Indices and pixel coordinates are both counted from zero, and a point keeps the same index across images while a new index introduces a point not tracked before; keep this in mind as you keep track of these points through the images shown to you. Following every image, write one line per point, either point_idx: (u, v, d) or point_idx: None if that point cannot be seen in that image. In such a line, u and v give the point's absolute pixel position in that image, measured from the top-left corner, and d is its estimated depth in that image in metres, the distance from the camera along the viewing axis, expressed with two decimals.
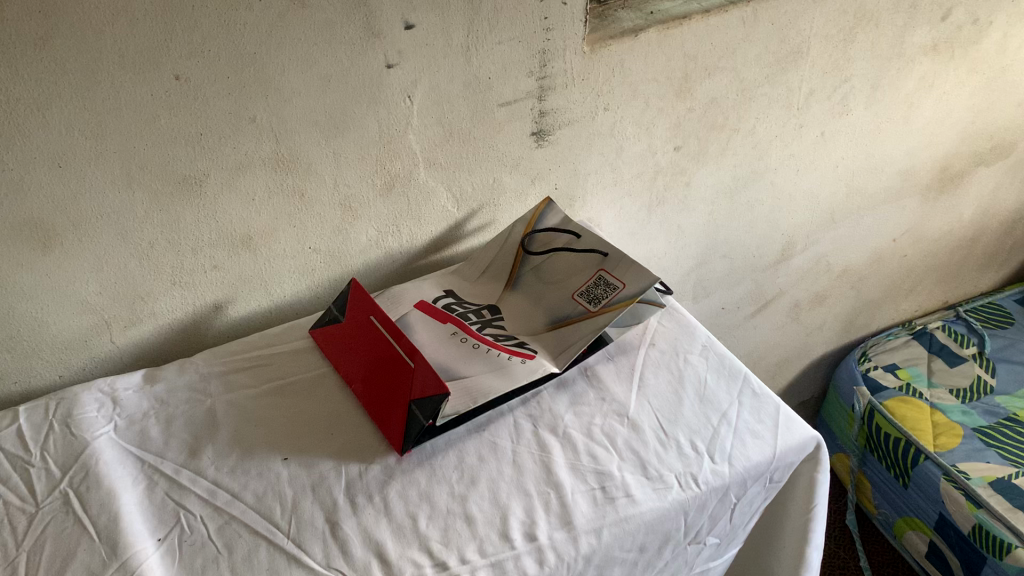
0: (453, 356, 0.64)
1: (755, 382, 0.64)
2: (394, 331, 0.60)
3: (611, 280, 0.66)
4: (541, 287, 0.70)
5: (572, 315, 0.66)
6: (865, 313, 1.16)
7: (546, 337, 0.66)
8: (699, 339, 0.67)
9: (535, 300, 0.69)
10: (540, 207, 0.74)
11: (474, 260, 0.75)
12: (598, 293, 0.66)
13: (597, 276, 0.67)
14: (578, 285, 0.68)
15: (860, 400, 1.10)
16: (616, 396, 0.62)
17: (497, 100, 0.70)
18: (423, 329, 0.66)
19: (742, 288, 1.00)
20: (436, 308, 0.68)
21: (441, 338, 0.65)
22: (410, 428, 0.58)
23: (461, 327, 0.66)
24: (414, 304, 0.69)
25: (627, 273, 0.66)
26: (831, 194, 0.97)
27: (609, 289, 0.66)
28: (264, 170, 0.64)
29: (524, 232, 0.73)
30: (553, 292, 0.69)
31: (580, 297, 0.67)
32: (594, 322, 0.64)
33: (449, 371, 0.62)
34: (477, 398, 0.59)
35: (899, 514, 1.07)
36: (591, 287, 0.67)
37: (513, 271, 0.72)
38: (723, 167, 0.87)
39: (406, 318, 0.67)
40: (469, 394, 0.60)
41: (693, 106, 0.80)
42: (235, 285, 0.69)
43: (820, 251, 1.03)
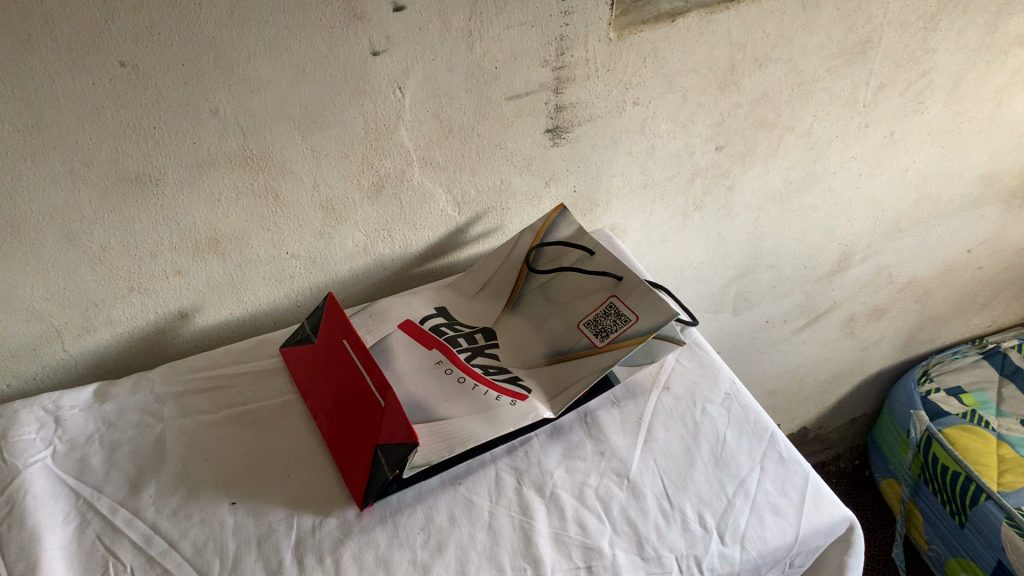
0: (434, 392, 0.56)
1: (783, 443, 0.54)
2: (368, 360, 0.52)
3: (623, 311, 0.57)
4: (544, 310, 0.61)
5: (575, 349, 0.57)
6: (929, 328, 1.05)
7: (544, 373, 0.57)
8: (722, 384, 0.58)
9: (537, 326, 0.61)
10: (552, 215, 0.65)
11: (474, 272, 0.66)
12: (607, 325, 0.57)
13: (608, 304, 0.58)
14: (586, 313, 0.59)
15: (917, 427, 1.01)
16: (617, 451, 0.54)
17: (505, 92, 0.60)
18: (404, 355, 0.58)
19: (789, 301, 0.89)
20: (423, 330, 0.60)
21: (422, 367, 0.57)
22: (375, 478, 0.50)
23: (447, 355, 0.58)
24: (399, 323, 0.61)
25: (641, 303, 0.56)
26: (898, 200, 0.86)
27: (619, 322, 0.57)
28: (232, 169, 0.56)
29: (531, 244, 0.64)
30: (557, 318, 0.60)
31: (587, 327, 0.58)
32: (598, 361, 0.55)
33: (426, 411, 0.54)
34: (453, 447, 0.51)
35: (952, 554, 0.97)
36: (600, 317, 0.58)
37: (517, 289, 0.63)
38: (773, 170, 0.76)
39: (387, 340, 0.59)
40: (444, 442, 0.52)
41: (739, 102, 0.69)
42: (202, 292, 0.62)
43: (882, 262, 0.91)
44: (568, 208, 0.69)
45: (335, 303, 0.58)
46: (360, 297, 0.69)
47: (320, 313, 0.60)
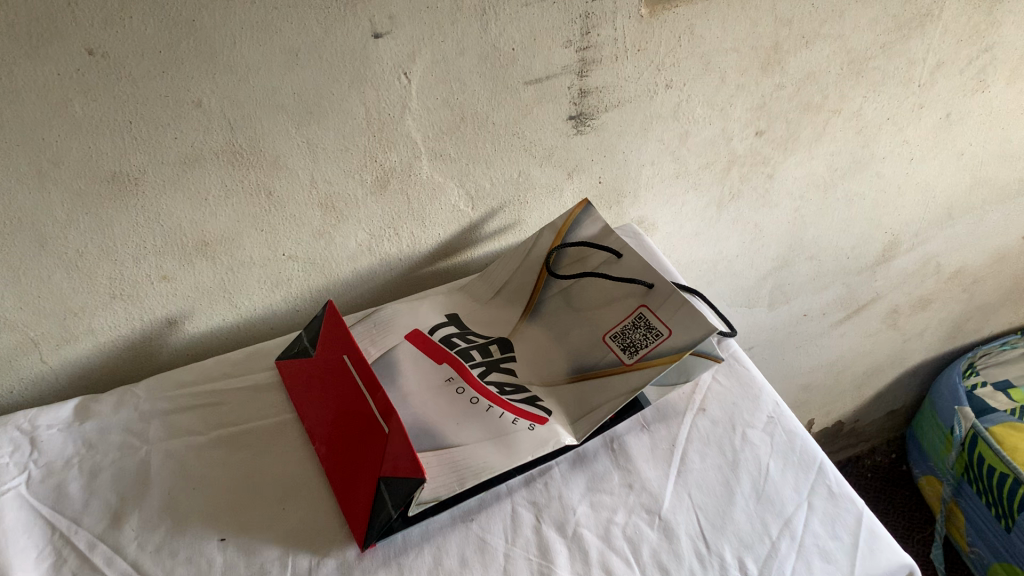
0: (443, 414, 0.50)
1: (833, 476, 0.49)
2: (370, 379, 0.47)
3: (654, 324, 0.51)
4: (568, 319, 0.55)
5: (601, 366, 0.52)
6: (976, 318, 0.98)
7: (565, 392, 0.52)
8: (764, 407, 0.52)
9: (559, 337, 0.55)
10: (576, 210, 0.59)
11: (489, 273, 0.61)
12: (636, 339, 0.51)
13: (637, 315, 0.52)
14: (614, 324, 0.53)
15: (962, 424, 0.95)
16: (647, 484, 0.48)
17: (523, 76, 0.54)
18: (410, 370, 0.52)
19: (830, 293, 0.83)
20: (432, 342, 0.55)
21: (431, 385, 0.52)
22: (377, 513, 0.45)
23: (459, 371, 0.53)
24: (405, 333, 0.55)
25: (673, 316, 0.50)
26: (951, 185, 0.79)
27: (650, 336, 0.50)
28: (220, 166, 0.50)
29: (552, 243, 0.58)
30: (581, 329, 0.54)
31: (614, 340, 0.52)
32: (626, 382, 0.50)
33: (436, 435, 0.48)
34: (465, 480, 0.45)
35: (995, 558, 0.91)
36: (628, 329, 0.52)
37: (537, 293, 0.57)
38: (817, 156, 0.70)
39: (392, 352, 0.54)
40: (456, 473, 0.46)
41: (782, 82, 0.62)
42: (191, 297, 0.57)
43: (930, 250, 0.85)
44: (592, 201, 0.63)
45: (336, 312, 0.53)
46: (365, 299, 0.63)
47: (320, 322, 0.54)
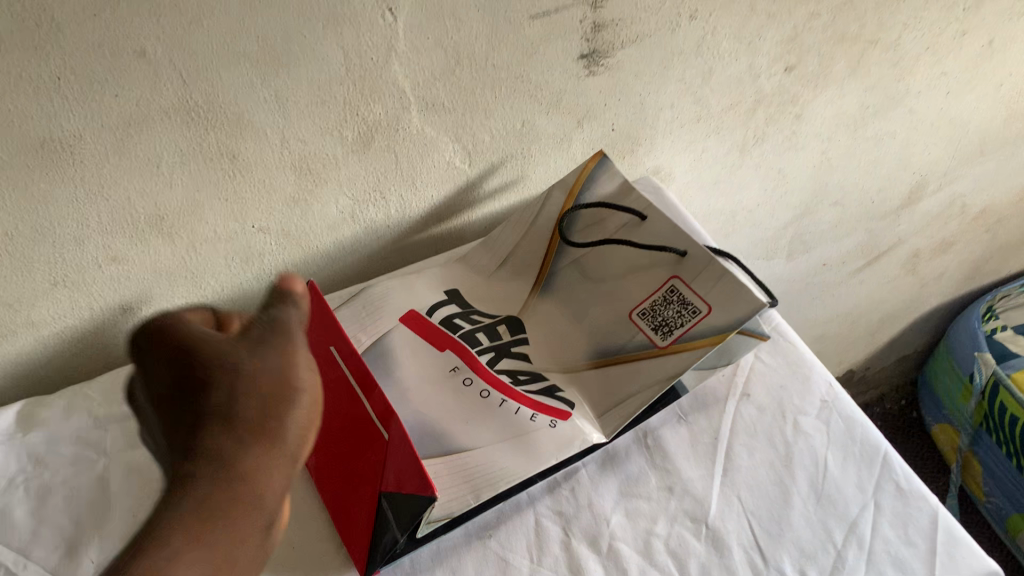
0: (450, 411, 0.42)
1: (901, 470, 0.42)
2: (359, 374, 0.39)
3: (690, 299, 0.43)
4: (586, 292, 0.49)
5: (629, 349, 0.45)
6: (996, 258, 0.93)
7: (589, 380, 0.45)
8: (816, 389, 0.46)
9: (577, 315, 0.48)
10: (590, 164, 0.51)
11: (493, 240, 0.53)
12: (669, 317, 0.44)
13: (670, 288, 0.45)
14: (642, 299, 0.46)
15: (983, 371, 0.90)
16: (690, 486, 0.42)
17: (529, 9, 0.45)
18: (408, 359, 0.44)
19: (851, 240, 0.77)
20: (432, 325, 0.47)
21: (434, 378, 0.44)
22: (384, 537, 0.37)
23: (465, 359, 0.44)
24: (400, 315, 0.47)
25: (711, 288, 0.42)
26: (986, 119, 0.72)
27: (686, 314, 0.43)
28: (173, 127, 0.42)
29: (564, 207, 0.50)
30: (603, 304, 0.47)
31: (643, 319, 0.45)
32: (661, 367, 0.42)
33: (443, 437, 0.40)
34: (479, 492, 0.38)
35: (1015, 509, 0.87)
36: (659, 306, 0.45)
37: (549, 263, 0.51)
38: (849, 93, 0.62)
39: (387, 339, 0.46)
40: (469, 483, 0.38)
41: (819, 11, 0.54)
42: (148, 281, 0.48)
43: (958, 190, 0.78)
44: (605, 152, 0.55)
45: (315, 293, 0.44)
46: (351, 272, 0.56)
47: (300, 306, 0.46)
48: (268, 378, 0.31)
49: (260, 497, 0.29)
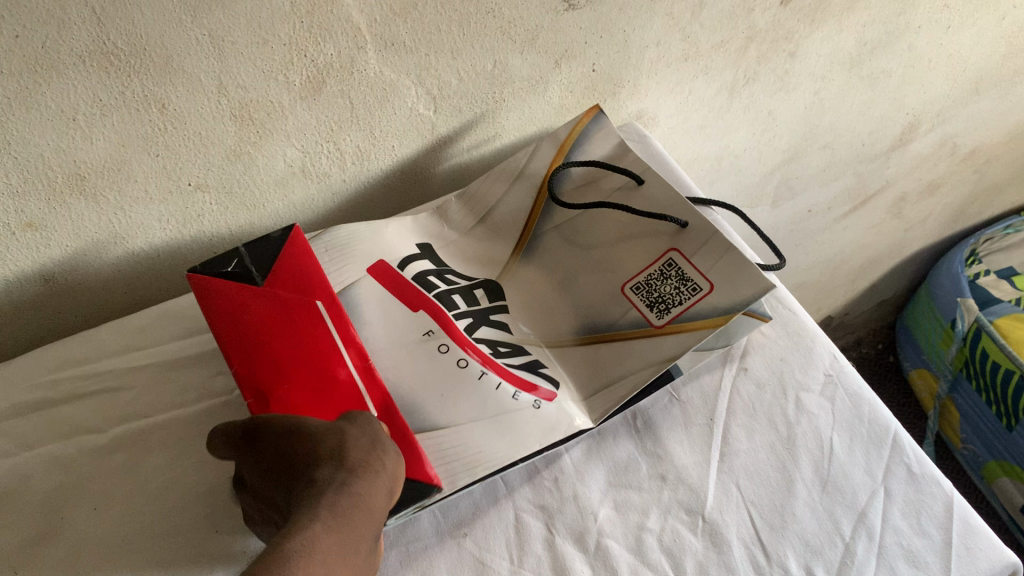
0: (425, 382, 0.36)
1: (912, 452, 0.39)
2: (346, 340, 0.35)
3: (689, 275, 0.39)
4: (572, 259, 0.44)
5: (619, 325, 0.40)
6: (980, 201, 0.90)
7: (573, 355, 0.40)
8: (819, 366, 0.42)
9: (562, 284, 0.43)
10: (582, 122, 0.48)
11: (466, 195, 0.48)
12: (666, 293, 0.40)
13: (667, 261, 0.41)
14: (635, 273, 0.42)
15: (965, 318, 0.87)
16: (684, 474, 0.38)
17: None
18: (376, 316, 0.38)
19: (839, 185, 0.73)
20: (405, 282, 0.41)
21: (405, 342, 0.37)
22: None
23: (441, 323, 0.38)
24: (368, 266, 0.41)
25: (714, 266, 0.39)
26: (985, 56, 0.67)
27: (685, 292, 0.39)
28: (86, 72, 0.35)
29: (552, 163, 0.47)
30: (590, 271, 0.43)
31: (636, 292, 0.41)
32: (658, 347, 0.38)
33: (416, 412, 0.35)
34: (458, 476, 0.33)
35: (991, 455, 0.86)
36: (655, 280, 0.40)
37: (532, 225, 0.46)
38: (847, 28, 0.57)
39: (354, 291, 0.39)
40: (446, 464, 0.33)
41: None
42: (71, 249, 0.43)
43: (949, 131, 0.75)
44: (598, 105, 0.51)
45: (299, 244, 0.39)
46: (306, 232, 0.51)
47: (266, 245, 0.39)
48: (357, 441, 0.29)
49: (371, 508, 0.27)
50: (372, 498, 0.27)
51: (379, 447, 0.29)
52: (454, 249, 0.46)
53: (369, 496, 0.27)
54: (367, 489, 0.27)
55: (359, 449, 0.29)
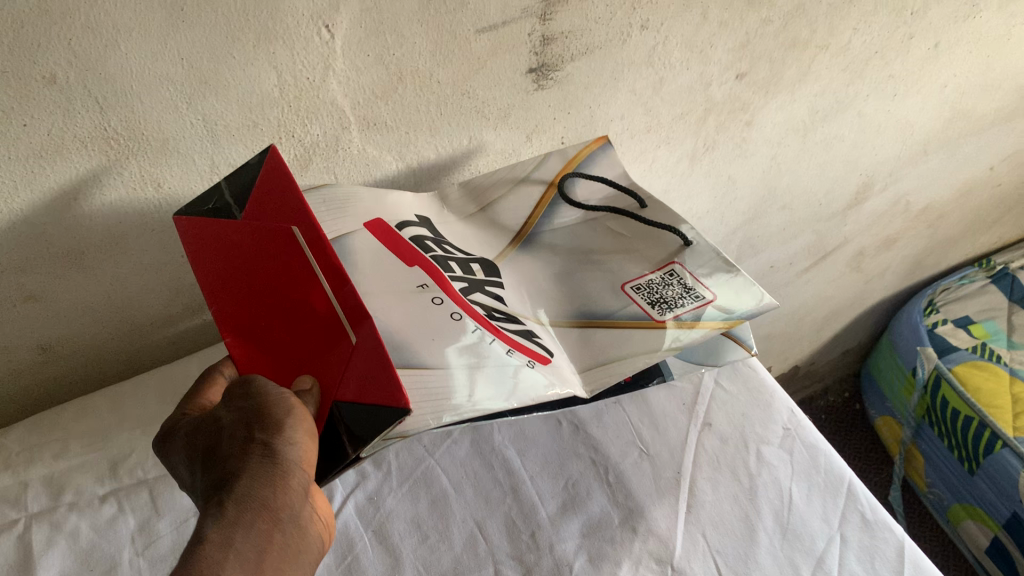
0: (413, 322, 0.33)
1: (866, 501, 0.42)
2: (316, 259, 0.30)
3: (691, 286, 0.43)
4: (570, 260, 0.45)
5: (619, 316, 0.41)
6: (936, 252, 0.94)
7: (570, 334, 0.40)
8: (778, 419, 0.45)
9: (560, 277, 0.44)
10: (593, 145, 0.50)
11: (468, 185, 0.49)
12: (668, 296, 0.42)
13: (669, 270, 0.44)
14: (634, 277, 0.44)
15: (925, 365, 0.92)
16: (653, 525, 0.40)
17: (475, 23, 0.42)
18: (370, 270, 0.36)
19: (799, 242, 0.77)
20: (402, 240, 0.40)
21: (398, 291, 0.35)
22: (334, 458, 0.28)
23: (437, 283, 0.37)
24: (364, 222, 0.40)
25: (718, 280, 0.43)
26: (930, 120, 0.72)
27: (688, 297, 0.42)
28: (89, 156, 0.38)
29: (562, 170, 0.49)
30: (591, 271, 0.44)
31: (635, 292, 0.43)
32: (658, 339, 0.39)
33: (406, 349, 0.31)
34: (442, 413, 0.29)
35: (956, 499, 0.89)
36: (655, 285, 0.43)
37: (534, 220, 0.47)
38: (800, 98, 0.61)
39: (347, 241, 0.39)
40: (432, 400, 0.29)
41: (771, 17, 0.53)
42: (69, 319, 0.45)
43: (901, 189, 0.79)
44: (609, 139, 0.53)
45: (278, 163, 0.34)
46: None
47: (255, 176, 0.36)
48: (233, 435, 0.27)
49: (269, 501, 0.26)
50: (266, 494, 0.25)
51: (260, 426, 0.26)
52: (453, 230, 0.45)
53: (264, 497, 0.25)
54: (254, 488, 0.25)
55: (242, 439, 0.27)
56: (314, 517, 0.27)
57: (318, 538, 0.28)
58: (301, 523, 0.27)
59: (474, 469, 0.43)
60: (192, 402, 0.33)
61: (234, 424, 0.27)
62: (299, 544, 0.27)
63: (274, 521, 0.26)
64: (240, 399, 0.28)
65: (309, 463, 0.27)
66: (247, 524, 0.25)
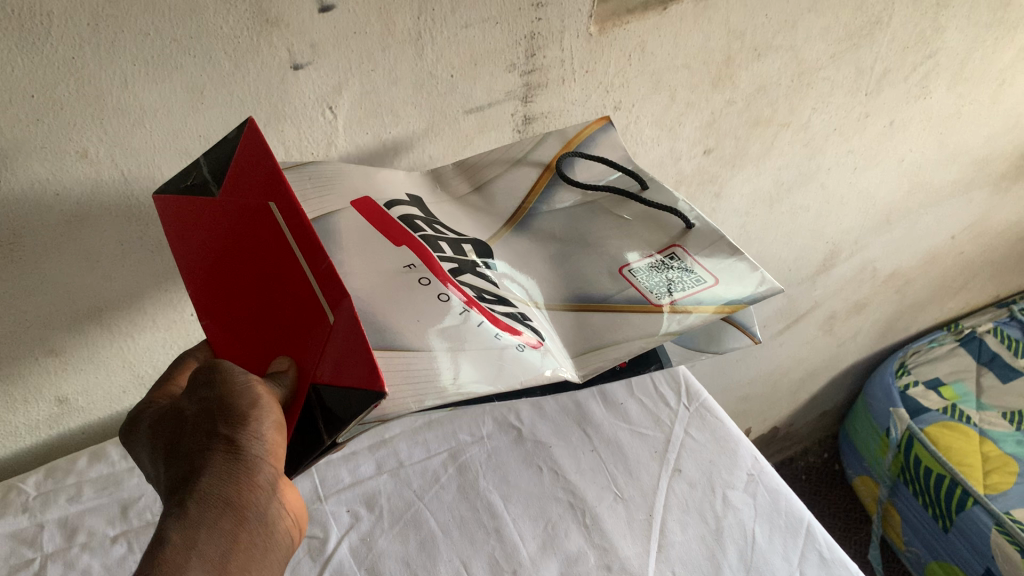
0: (390, 301, 0.30)
1: (823, 539, 0.45)
2: (299, 240, 0.27)
3: (693, 270, 0.40)
4: (566, 240, 0.42)
5: (615, 299, 0.38)
6: (905, 317, 0.99)
7: (563, 318, 0.37)
8: (743, 466, 0.48)
9: (557, 260, 0.41)
10: (593, 126, 0.48)
11: (463, 162, 0.47)
12: (669, 280, 0.39)
13: (670, 255, 0.41)
14: (631, 261, 0.41)
15: (898, 426, 0.96)
16: (625, 563, 0.43)
17: (463, 104, 0.47)
18: (352, 246, 0.33)
19: (772, 305, 0.81)
20: (392, 219, 0.36)
21: (381, 269, 0.32)
22: (312, 443, 0.25)
23: (424, 260, 0.33)
24: (352, 201, 0.37)
25: (720, 265, 0.40)
26: (890, 192, 0.77)
27: (691, 282, 0.39)
28: (114, 223, 0.41)
29: (560, 151, 0.47)
30: (588, 253, 0.41)
31: (634, 276, 0.39)
32: (655, 323, 0.36)
33: (387, 329, 0.28)
34: (425, 397, 0.26)
35: (933, 557, 0.91)
36: (655, 270, 0.40)
37: (529, 204, 0.44)
38: (765, 171, 0.66)
39: (331, 220, 0.35)
40: (415, 384, 0.26)
41: (733, 98, 0.58)
42: (84, 372, 0.48)
43: (867, 257, 0.84)
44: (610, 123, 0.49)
45: (253, 133, 0.31)
46: None
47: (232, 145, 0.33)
48: (196, 430, 0.27)
49: (233, 499, 0.26)
50: (229, 493, 0.26)
51: (221, 421, 0.26)
52: (444, 208, 0.43)
53: (228, 496, 0.26)
54: (215, 486, 0.26)
55: (207, 433, 0.27)
56: (283, 513, 0.28)
57: (288, 536, 0.28)
58: (267, 520, 0.27)
59: (461, 512, 0.46)
60: (159, 389, 0.34)
61: (197, 417, 0.27)
62: (267, 541, 0.27)
63: (234, 518, 0.26)
64: (203, 390, 0.28)
65: (276, 458, 0.26)
66: (209, 524, 0.26)
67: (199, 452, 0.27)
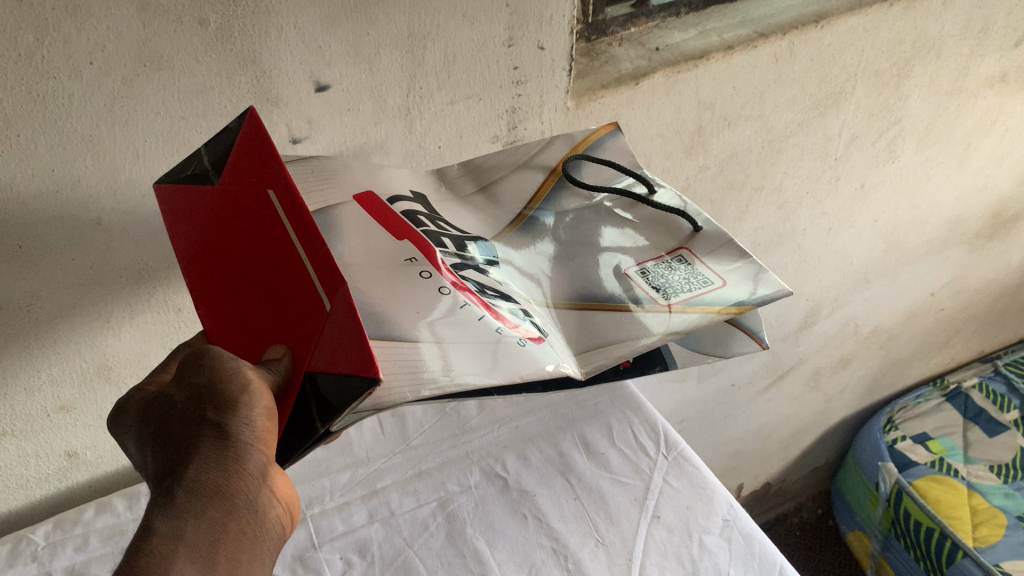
0: (393, 292, 0.31)
1: None
2: (296, 226, 0.28)
3: (700, 272, 0.41)
4: (570, 245, 0.43)
5: (619, 300, 0.39)
6: (891, 373, 1.02)
7: (569, 316, 0.38)
8: (719, 512, 0.50)
9: (560, 262, 0.42)
10: (601, 130, 0.47)
11: (468, 164, 0.46)
12: (675, 282, 0.40)
13: (678, 256, 0.42)
14: (639, 261, 0.42)
15: (887, 479, 0.98)
16: None
17: None
18: (352, 236, 0.34)
19: (757, 361, 0.84)
20: (392, 211, 0.37)
21: (383, 262, 0.33)
22: (303, 434, 0.27)
23: (424, 252, 0.34)
24: (354, 193, 0.38)
25: (728, 268, 0.41)
26: (866, 252, 0.81)
27: (698, 283, 0.40)
28: (125, 285, 0.45)
29: (567, 154, 0.46)
30: (591, 255, 0.42)
31: (639, 278, 0.41)
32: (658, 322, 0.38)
33: (386, 321, 0.29)
34: (421, 388, 0.27)
35: None
36: (661, 271, 0.41)
37: (531, 210, 0.45)
38: (741, 232, 0.69)
39: (333, 212, 0.36)
40: (411, 373, 0.27)
41: (706, 163, 0.61)
42: (92, 426, 0.50)
43: (848, 313, 0.87)
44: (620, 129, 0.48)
45: (255, 125, 0.32)
46: None
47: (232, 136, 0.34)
48: (185, 419, 0.29)
49: (224, 487, 0.28)
50: (219, 480, 0.28)
51: (210, 405, 0.28)
52: (448, 206, 0.43)
53: (218, 484, 0.28)
54: (204, 473, 0.28)
55: (197, 418, 0.28)
56: (274, 502, 0.29)
57: (279, 526, 0.30)
58: (258, 510, 0.29)
59: (448, 559, 0.48)
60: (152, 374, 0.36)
61: (185, 403, 0.29)
62: (258, 532, 0.29)
63: (224, 506, 0.28)
64: (192, 376, 0.29)
65: (268, 445, 0.28)
66: (198, 513, 0.28)
67: (192, 440, 0.28)
